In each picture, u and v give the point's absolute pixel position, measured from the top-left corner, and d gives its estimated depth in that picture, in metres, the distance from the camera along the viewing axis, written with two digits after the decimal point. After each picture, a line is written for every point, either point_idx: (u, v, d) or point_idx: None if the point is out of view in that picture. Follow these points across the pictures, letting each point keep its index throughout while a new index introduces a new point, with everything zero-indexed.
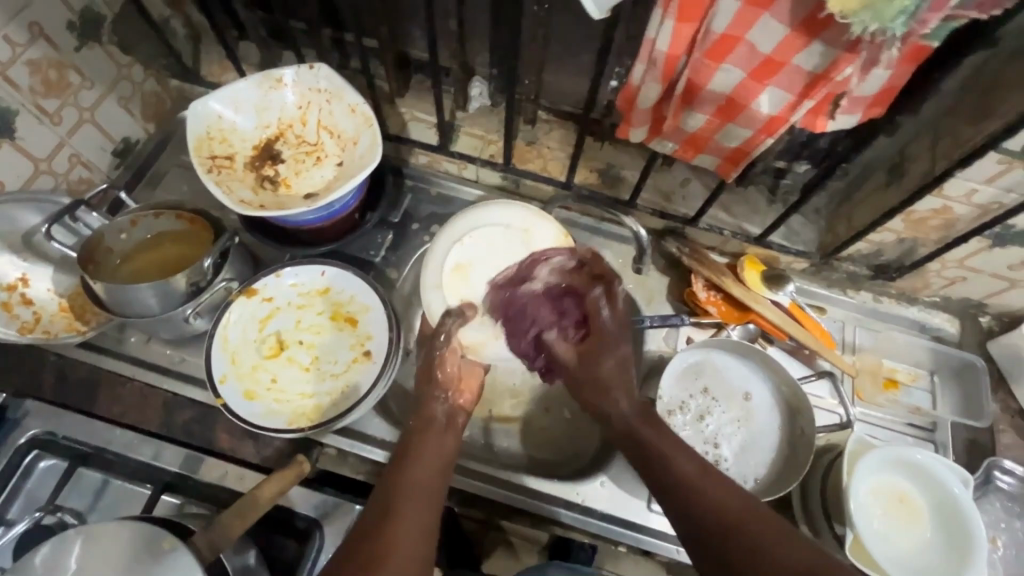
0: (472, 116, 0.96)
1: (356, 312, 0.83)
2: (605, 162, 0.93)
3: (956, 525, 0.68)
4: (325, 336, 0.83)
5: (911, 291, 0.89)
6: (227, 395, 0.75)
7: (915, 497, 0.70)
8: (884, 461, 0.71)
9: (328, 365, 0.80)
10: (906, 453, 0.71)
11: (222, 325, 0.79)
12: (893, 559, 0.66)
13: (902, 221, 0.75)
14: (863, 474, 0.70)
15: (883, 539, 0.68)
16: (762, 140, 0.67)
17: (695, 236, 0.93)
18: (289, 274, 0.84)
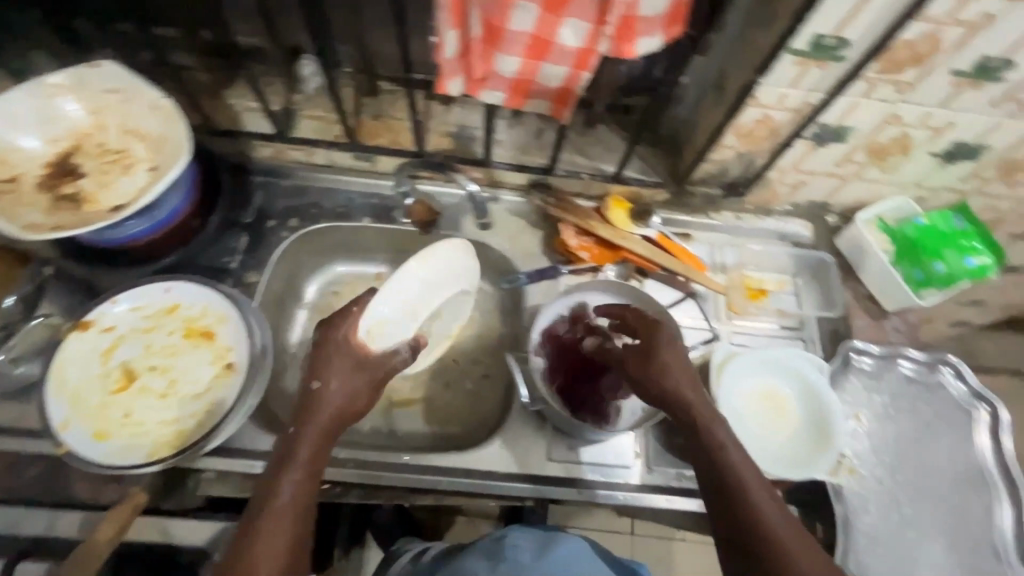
0: (310, 97, 0.90)
1: (212, 324, 0.78)
2: (456, 125, 0.91)
3: (816, 410, 0.74)
4: (181, 356, 0.77)
5: (764, 203, 0.94)
6: (72, 440, 0.68)
7: (782, 395, 0.75)
8: (747, 367, 0.76)
9: (188, 387, 0.75)
10: (765, 354, 0.76)
11: (55, 365, 0.71)
12: (766, 454, 0.70)
13: (734, 136, 0.78)
14: (728, 382, 0.74)
15: (755, 439, 0.72)
16: (580, 76, 0.66)
17: (557, 184, 0.93)
18: (126, 299, 0.77)
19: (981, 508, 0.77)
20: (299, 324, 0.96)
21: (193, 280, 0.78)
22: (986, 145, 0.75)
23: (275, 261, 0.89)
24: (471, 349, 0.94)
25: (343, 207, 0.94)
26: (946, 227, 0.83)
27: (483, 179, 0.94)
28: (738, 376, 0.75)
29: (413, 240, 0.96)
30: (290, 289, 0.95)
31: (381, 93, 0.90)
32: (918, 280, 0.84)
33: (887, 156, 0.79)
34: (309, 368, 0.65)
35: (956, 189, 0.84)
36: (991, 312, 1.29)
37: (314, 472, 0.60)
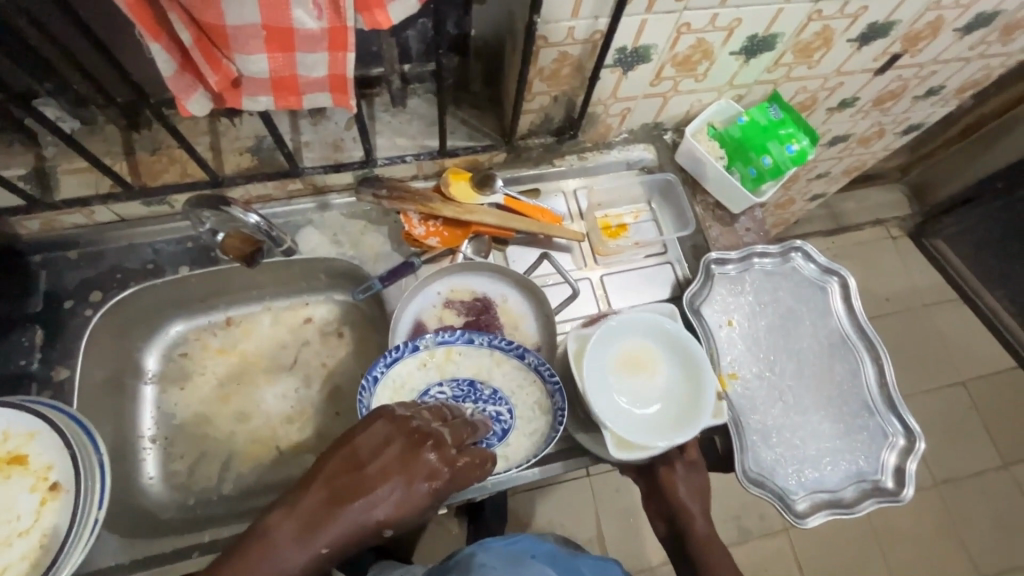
0: (65, 150, 0.77)
1: (18, 446, 0.66)
2: (253, 138, 0.81)
3: (680, 357, 0.74)
4: None
5: (602, 138, 0.92)
6: None
7: (646, 356, 0.74)
8: (605, 344, 0.74)
9: (9, 526, 0.64)
10: (617, 322, 0.74)
11: None
12: (653, 427, 0.70)
13: (542, 81, 0.74)
14: (592, 367, 0.72)
15: (638, 415, 0.71)
16: (343, 58, 0.57)
17: (386, 173, 0.85)
18: None
19: (848, 370, 0.83)
20: (150, 402, 0.85)
21: None
22: (776, 33, 0.76)
23: (86, 348, 0.76)
24: (352, 368, 0.90)
25: (152, 262, 0.82)
26: (763, 119, 0.86)
27: (305, 189, 0.85)
28: (600, 356, 0.73)
29: (249, 274, 0.86)
30: (122, 368, 0.83)
31: (152, 124, 0.78)
32: (752, 177, 0.86)
33: (694, 64, 0.78)
34: (376, 494, 0.57)
35: (767, 80, 0.86)
36: (838, 178, 1.38)
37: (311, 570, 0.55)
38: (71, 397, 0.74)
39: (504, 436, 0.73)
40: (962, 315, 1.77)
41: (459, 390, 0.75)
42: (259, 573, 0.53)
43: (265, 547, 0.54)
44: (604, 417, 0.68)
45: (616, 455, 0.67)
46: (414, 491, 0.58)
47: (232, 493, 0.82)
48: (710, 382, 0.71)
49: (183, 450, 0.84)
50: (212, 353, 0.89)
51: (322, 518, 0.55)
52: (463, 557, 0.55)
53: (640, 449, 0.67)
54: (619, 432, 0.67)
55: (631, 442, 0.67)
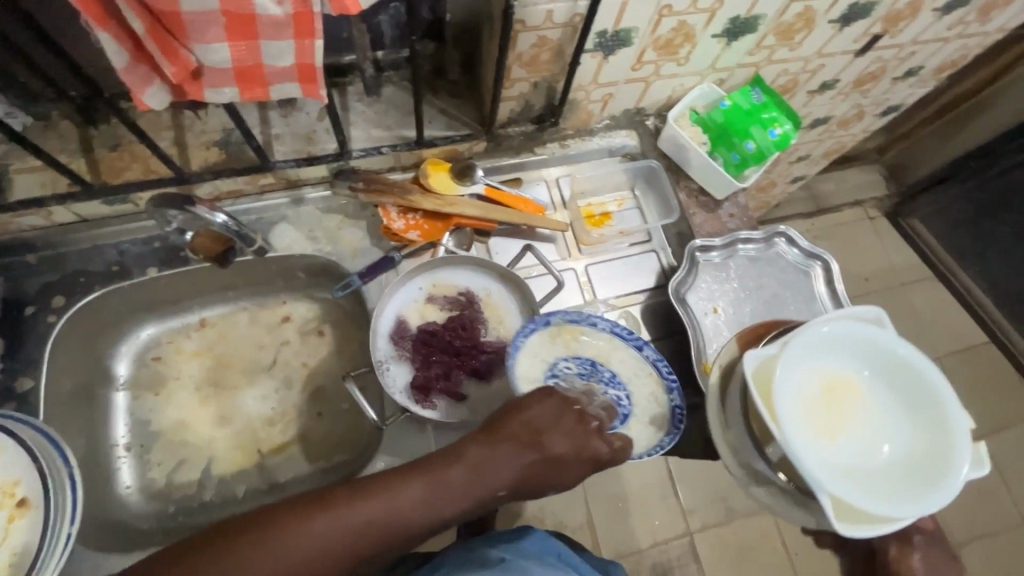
0: (17, 147, 0.72)
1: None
2: (221, 131, 0.77)
3: (899, 378, 0.57)
4: None
5: (583, 124, 0.90)
6: None
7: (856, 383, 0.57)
8: (802, 370, 0.56)
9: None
10: (811, 334, 0.57)
11: None
12: (886, 484, 0.53)
13: (521, 67, 0.72)
14: (787, 404, 0.54)
15: (856, 468, 0.53)
16: (311, 45, 0.54)
17: (362, 165, 0.82)
18: None
19: None
20: (123, 410, 0.82)
21: None
22: (758, 14, 0.74)
23: (50, 356, 0.73)
24: (334, 367, 0.88)
25: (118, 264, 0.78)
26: (746, 103, 0.85)
27: (278, 183, 0.82)
28: (798, 386, 0.55)
29: (223, 272, 0.83)
30: (91, 376, 0.80)
31: (110, 117, 0.74)
32: (735, 163, 0.85)
33: (675, 48, 0.76)
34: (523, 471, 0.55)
35: (748, 63, 0.85)
36: (818, 160, 1.38)
37: (469, 507, 0.54)
38: (37, 408, 0.71)
39: (624, 422, 0.70)
40: (938, 292, 1.81)
41: (583, 369, 0.72)
42: (433, 491, 0.52)
43: (437, 468, 0.53)
44: (818, 481, 0.50)
45: (838, 526, 0.50)
46: (574, 464, 0.58)
47: (214, 499, 0.80)
48: (953, 410, 0.54)
49: (162, 457, 0.81)
50: (187, 355, 0.86)
51: (466, 488, 0.53)
52: (498, 559, 0.60)
53: (869, 522, 0.50)
54: (838, 496, 0.50)
55: (860, 510, 0.50)
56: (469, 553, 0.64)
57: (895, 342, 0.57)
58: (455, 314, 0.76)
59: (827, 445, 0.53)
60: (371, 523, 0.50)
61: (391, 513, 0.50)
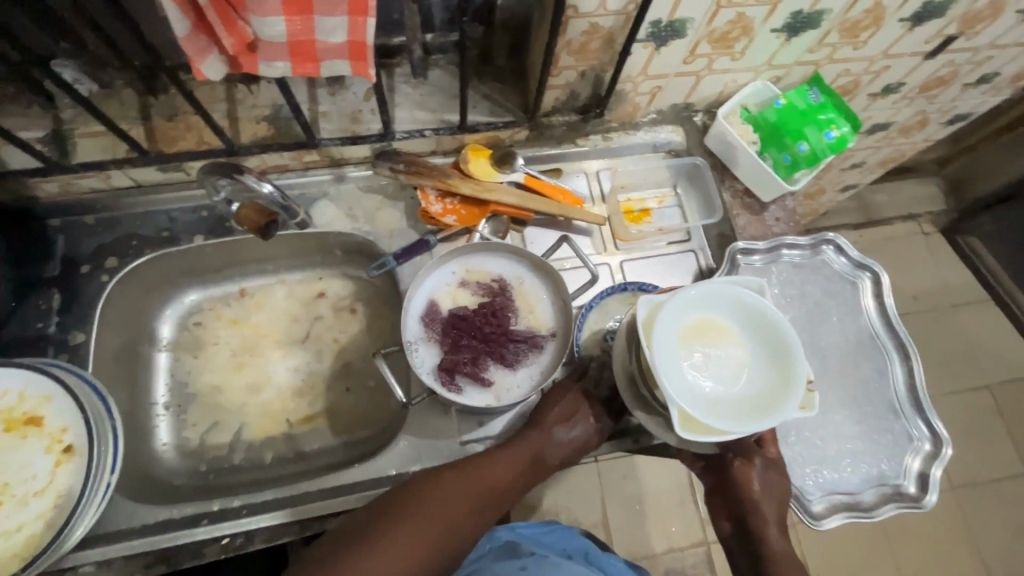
0: (82, 112, 0.76)
1: (34, 408, 0.67)
2: (270, 106, 0.79)
3: (759, 325, 0.66)
4: (6, 454, 0.65)
5: (629, 117, 0.88)
6: None
7: (723, 328, 0.66)
8: (677, 314, 0.65)
9: (25, 485, 0.64)
10: (697, 290, 0.66)
11: None
12: (730, 410, 0.62)
13: (569, 55, 0.71)
14: (663, 337, 0.64)
15: (708, 396, 0.62)
16: (363, 23, 0.55)
17: (405, 147, 0.83)
18: None
19: (875, 370, 0.80)
20: (164, 370, 0.85)
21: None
22: (822, 10, 0.71)
23: (101, 313, 0.76)
24: (364, 345, 0.90)
25: (167, 230, 0.81)
26: (802, 103, 0.81)
27: (322, 160, 0.83)
28: (671, 327, 0.65)
29: (265, 245, 0.85)
30: (137, 335, 0.83)
31: (169, 88, 0.77)
32: (786, 164, 0.82)
33: (731, 42, 0.73)
34: (581, 442, 0.72)
35: (808, 61, 0.81)
36: (873, 169, 1.32)
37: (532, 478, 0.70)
38: (86, 361, 0.75)
39: None
40: (993, 317, 1.70)
41: None
42: (506, 465, 0.68)
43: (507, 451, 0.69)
44: (671, 395, 0.60)
45: (680, 432, 0.59)
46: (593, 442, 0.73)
47: (242, 463, 0.83)
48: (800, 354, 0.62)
49: (197, 417, 0.84)
50: (226, 323, 0.89)
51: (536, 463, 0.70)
52: (527, 551, 0.66)
53: (709, 434, 0.60)
54: (684, 408, 0.60)
55: (698, 421, 0.60)
56: (503, 542, 0.69)
57: (758, 297, 0.66)
58: (486, 300, 0.75)
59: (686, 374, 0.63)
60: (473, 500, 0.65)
61: (483, 480, 0.66)
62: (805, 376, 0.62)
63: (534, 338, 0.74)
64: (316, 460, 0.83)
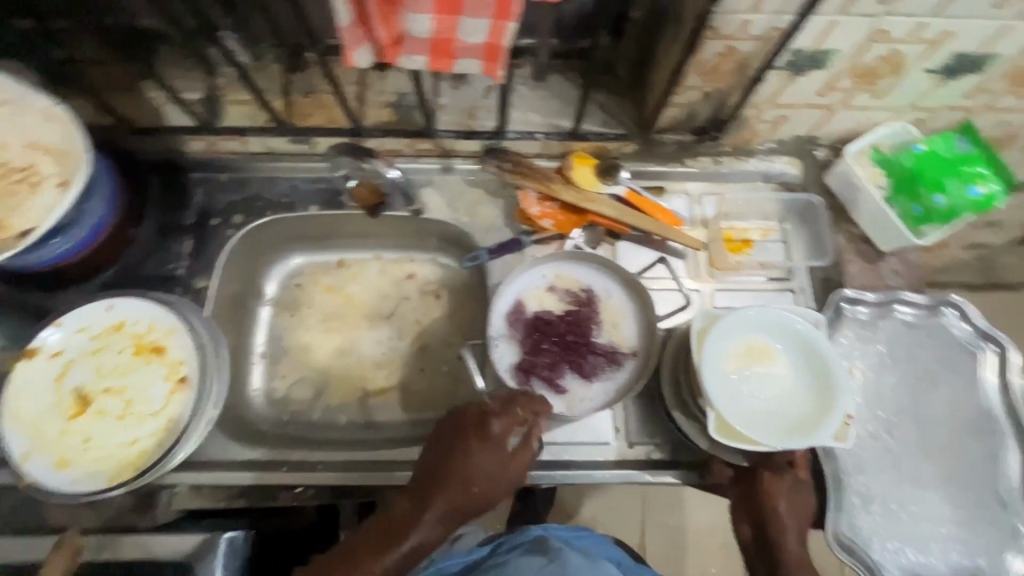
0: (233, 81, 0.83)
1: (161, 339, 0.75)
2: (396, 93, 0.83)
3: (807, 355, 0.71)
4: (132, 376, 0.74)
5: (744, 143, 0.85)
6: (35, 472, 0.68)
7: (773, 353, 0.71)
8: (730, 330, 0.71)
9: (144, 406, 0.73)
10: (753, 313, 0.72)
11: (9, 397, 0.70)
12: (763, 424, 0.67)
13: (697, 75, 0.69)
14: (713, 347, 0.70)
15: (744, 408, 0.68)
16: (503, 27, 0.57)
17: (514, 147, 0.85)
18: (72, 321, 0.74)
19: (984, 454, 0.72)
20: (264, 323, 0.92)
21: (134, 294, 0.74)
22: (991, 54, 0.65)
23: (223, 263, 0.84)
24: (444, 331, 0.93)
25: (287, 197, 0.88)
26: (948, 152, 0.75)
27: (433, 150, 0.87)
28: (725, 343, 0.71)
29: (370, 222, 0.90)
30: (247, 288, 0.91)
31: (309, 67, 0.83)
32: (916, 216, 0.77)
33: (877, 78, 0.69)
34: (478, 471, 0.64)
35: (960, 106, 0.74)
36: (1008, 229, 1.19)
37: (436, 529, 0.64)
38: (206, 305, 0.83)
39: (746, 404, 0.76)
40: None
41: None
42: (391, 537, 0.63)
43: (390, 519, 0.65)
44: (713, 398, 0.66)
45: (714, 433, 0.66)
46: (488, 463, 0.65)
47: (319, 420, 0.89)
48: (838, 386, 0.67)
49: (286, 371, 0.91)
50: (324, 289, 0.95)
51: (445, 518, 0.64)
52: (556, 551, 0.63)
53: (740, 440, 0.66)
54: (722, 413, 0.66)
55: (732, 427, 0.66)
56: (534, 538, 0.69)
57: (809, 328, 0.71)
58: (574, 309, 0.76)
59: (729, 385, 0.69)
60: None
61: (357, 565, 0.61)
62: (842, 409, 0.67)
63: (615, 354, 0.74)
64: (386, 430, 0.88)
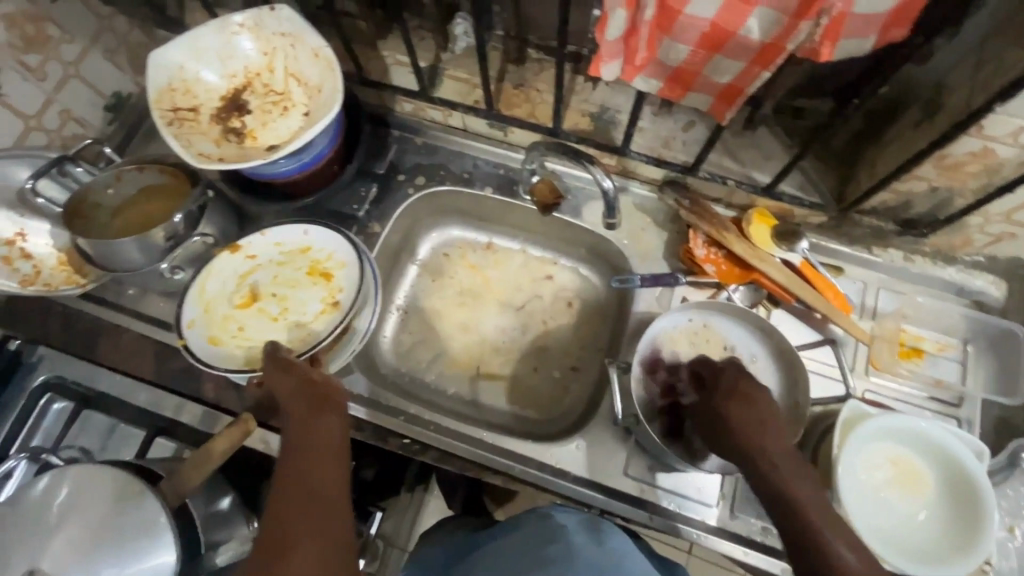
0: (457, 58, 0.89)
1: (332, 266, 0.83)
2: (599, 105, 0.85)
3: (957, 488, 0.62)
4: (299, 290, 0.82)
5: (948, 249, 0.78)
6: (192, 338, 0.76)
7: (911, 465, 0.63)
8: (877, 434, 0.64)
9: (297, 317, 0.81)
10: (911, 423, 0.64)
11: (203, 275, 0.80)
12: (887, 539, 0.60)
13: (934, 167, 0.65)
14: (854, 445, 0.63)
15: (870, 516, 0.61)
16: (756, 74, 0.58)
17: (697, 186, 0.84)
18: (274, 233, 0.84)
19: None
20: (407, 280, 0.98)
21: (326, 226, 0.82)
22: None
23: (397, 215, 0.91)
24: (565, 339, 0.94)
25: (468, 173, 0.93)
26: None
27: (615, 167, 0.88)
28: (863, 443, 0.64)
29: (533, 217, 0.93)
30: (405, 244, 0.97)
31: (527, 62, 0.88)
32: None
33: None
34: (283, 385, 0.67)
35: None
36: None
37: (320, 417, 0.64)
38: (373, 250, 0.90)
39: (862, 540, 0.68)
40: None
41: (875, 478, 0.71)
42: (306, 443, 0.61)
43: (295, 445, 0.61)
44: (842, 494, 0.60)
45: None
46: (285, 377, 0.67)
47: (430, 383, 0.93)
48: (992, 529, 0.58)
49: (414, 328, 0.96)
50: (468, 265, 0.99)
51: (308, 408, 0.65)
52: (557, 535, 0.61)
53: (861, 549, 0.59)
54: (848, 512, 0.60)
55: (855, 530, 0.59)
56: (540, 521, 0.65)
57: (973, 459, 0.61)
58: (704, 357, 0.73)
59: (858, 487, 0.62)
60: (320, 481, 0.58)
61: (308, 478, 0.58)
62: (989, 556, 0.57)
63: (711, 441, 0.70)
64: (486, 414, 0.90)
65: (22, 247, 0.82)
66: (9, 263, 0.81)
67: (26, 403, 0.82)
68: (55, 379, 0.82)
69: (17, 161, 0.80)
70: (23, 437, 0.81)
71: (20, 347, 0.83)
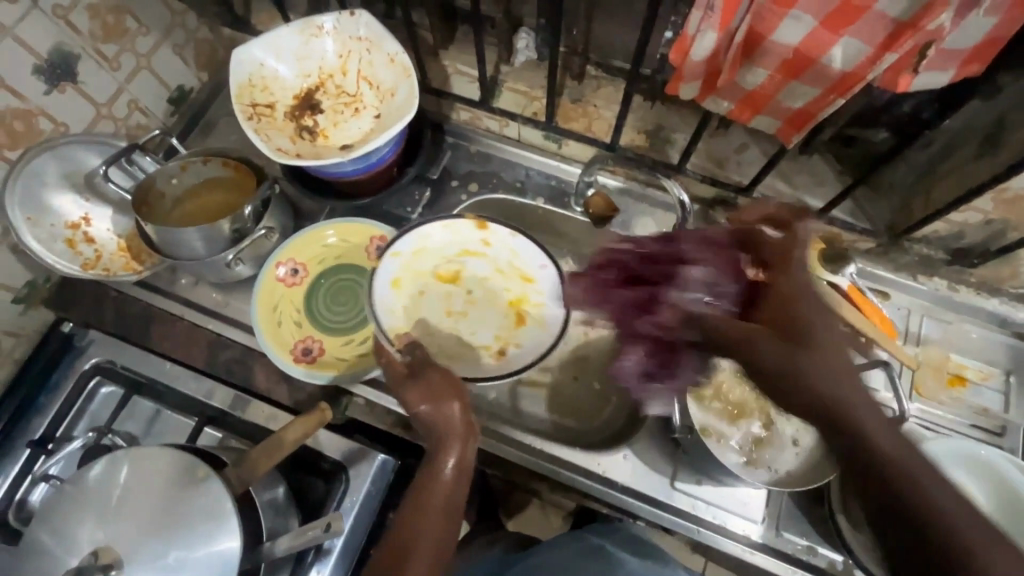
0: (516, 71, 0.91)
1: (531, 316, 0.82)
2: (655, 123, 0.87)
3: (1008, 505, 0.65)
4: (487, 306, 0.84)
5: (994, 280, 0.79)
6: (386, 266, 0.80)
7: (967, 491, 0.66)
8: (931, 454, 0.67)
9: (466, 331, 0.83)
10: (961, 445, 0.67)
11: (435, 224, 0.81)
12: None
13: (992, 199, 0.67)
14: None
15: None
16: (831, 101, 0.60)
17: (748, 207, 0.87)
18: (518, 242, 0.81)
19: None
20: None
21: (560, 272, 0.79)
22: None
23: None
24: (606, 350, 0.95)
25: (520, 182, 0.95)
26: None
27: None
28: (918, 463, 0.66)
29: (581, 228, 0.95)
30: None
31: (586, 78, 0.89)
32: None
33: None
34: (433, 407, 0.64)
35: None
36: None
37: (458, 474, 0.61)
38: None
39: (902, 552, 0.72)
40: None
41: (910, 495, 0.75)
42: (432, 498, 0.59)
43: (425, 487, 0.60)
44: None
45: None
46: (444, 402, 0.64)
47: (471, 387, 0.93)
48: None
49: None
50: None
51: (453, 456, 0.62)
52: (603, 552, 0.65)
53: None
54: None
55: None
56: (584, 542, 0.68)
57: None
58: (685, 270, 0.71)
59: None
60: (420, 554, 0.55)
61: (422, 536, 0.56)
62: None
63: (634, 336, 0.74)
64: (527, 421, 0.91)
65: (85, 232, 0.84)
66: (72, 246, 0.83)
67: (75, 385, 0.82)
68: (107, 363, 0.83)
69: (86, 146, 0.82)
70: (70, 420, 0.81)
71: (73, 330, 0.84)
